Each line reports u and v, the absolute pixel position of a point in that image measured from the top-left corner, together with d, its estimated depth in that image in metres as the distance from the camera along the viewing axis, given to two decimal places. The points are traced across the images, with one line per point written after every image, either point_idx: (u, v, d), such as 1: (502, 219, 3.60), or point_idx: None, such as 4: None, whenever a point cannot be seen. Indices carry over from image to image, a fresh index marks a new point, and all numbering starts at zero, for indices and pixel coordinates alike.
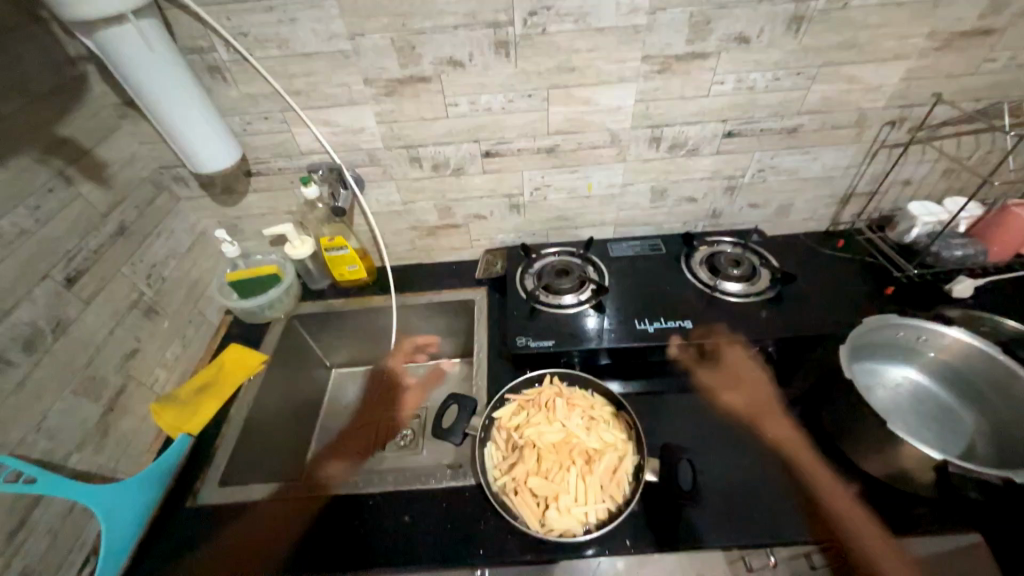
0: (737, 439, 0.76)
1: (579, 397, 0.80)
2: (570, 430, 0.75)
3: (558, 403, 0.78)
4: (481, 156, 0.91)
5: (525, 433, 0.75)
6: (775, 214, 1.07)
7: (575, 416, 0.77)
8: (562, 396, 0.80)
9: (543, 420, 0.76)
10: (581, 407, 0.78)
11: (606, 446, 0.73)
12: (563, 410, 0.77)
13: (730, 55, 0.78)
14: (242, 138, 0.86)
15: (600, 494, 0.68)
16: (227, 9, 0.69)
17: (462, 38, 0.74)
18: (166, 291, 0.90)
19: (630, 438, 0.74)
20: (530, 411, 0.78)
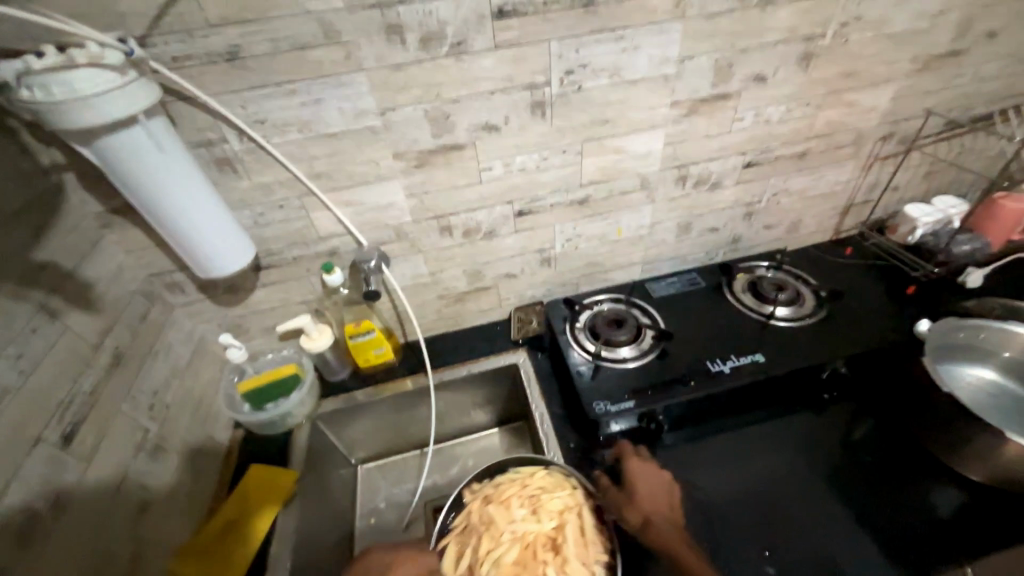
0: (829, 451, 0.79)
1: (500, 485, 0.72)
2: (522, 531, 0.67)
3: (494, 511, 0.69)
4: (513, 216, 0.87)
5: (489, 560, 0.65)
6: (788, 232, 1.11)
7: (513, 508, 0.69)
8: (491, 492, 0.71)
9: (490, 538, 0.67)
10: (514, 495, 0.70)
11: (563, 517, 0.68)
12: (500, 515, 0.68)
13: (750, 93, 0.81)
14: (253, 231, 0.75)
15: (588, 569, 0.64)
16: (242, 97, 0.61)
17: (499, 102, 0.71)
18: (171, 419, 0.75)
19: (576, 486, 0.70)
20: (479, 537, 0.67)
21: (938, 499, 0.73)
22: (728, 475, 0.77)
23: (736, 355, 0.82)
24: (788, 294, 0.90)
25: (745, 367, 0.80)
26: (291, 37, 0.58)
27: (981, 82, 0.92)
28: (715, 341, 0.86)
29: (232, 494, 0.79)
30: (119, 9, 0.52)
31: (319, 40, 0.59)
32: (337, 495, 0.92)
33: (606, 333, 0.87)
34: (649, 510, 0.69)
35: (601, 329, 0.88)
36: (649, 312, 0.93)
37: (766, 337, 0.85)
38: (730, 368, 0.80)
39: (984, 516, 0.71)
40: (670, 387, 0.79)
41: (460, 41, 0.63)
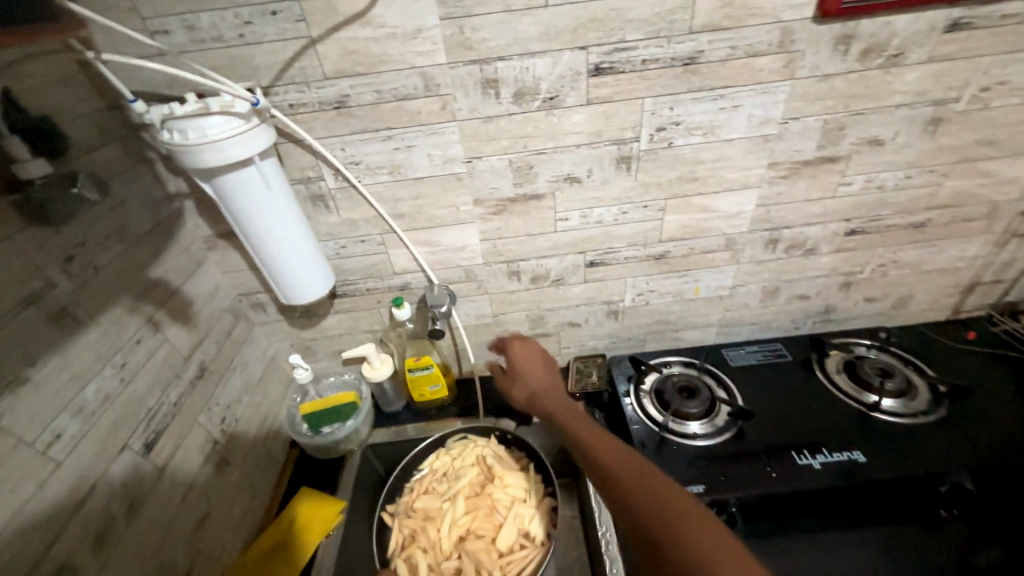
0: None
1: (414, 487, 0.85)
2: (455, 495, 0.82)
3: (422, 503, 0.82)
4: (584, 266, 0.84)
5: (445, 540, 0.78)
6: (894, 307, 0.98)
7: (433, 481, 0.85)
8: (408, 499, 0.83)
9: (433, 529, 0.79)
10: (431, 477, 0.86)
11: (479, 462, 0.86)
12: (432, 500, 0.82)
13: (862, 157, 0.74)
14: (334, 261, 0.79)
15: (521, 481, 0.83)
16: (343, 140, 0.65)
17: (584, 155, 0.70)
18: (238, 432, 0.78)
19: (444, 455, 0.88)
20: (428, 530, 0.79)
21: None
22: None
23: (829, 450, 0.72)
24: (896, 383, 0.78)
25: (840, 465, 0.70)
26: (394, 89, 0.62)
27: None
28: (801, 427, 0.76)
29: (282, 513, 0.80)
30: (253, 63, 0.58)
31: (419, 93, 0.62)
32: None
33: (675, 402, 0.80)
34: (535, 385, 0.71)
35: (669, 395, 0.82)
36: (724, 382, 0.85)
37: (866, 430, 0.74)
38: (820, 465, 0.70)
39: None
40: (747, 476, 0.70)
41: (553, 96, 0.64)
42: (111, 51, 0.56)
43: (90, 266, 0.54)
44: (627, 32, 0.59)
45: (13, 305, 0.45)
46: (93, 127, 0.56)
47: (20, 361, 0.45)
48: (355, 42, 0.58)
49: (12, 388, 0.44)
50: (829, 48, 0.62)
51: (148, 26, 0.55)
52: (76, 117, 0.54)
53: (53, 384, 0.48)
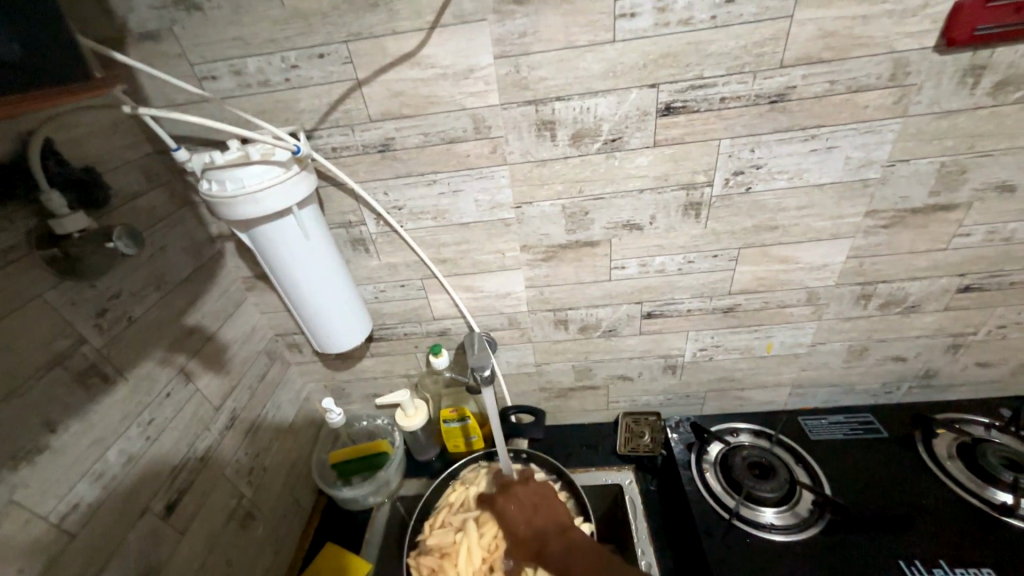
0: None
1: (430, 523, 0.73)
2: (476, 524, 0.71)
3: (443, 538, 0.70)
4: (640, 317, 0.76)
5: (472, 573, 0.66)
6: (1014, 375, 0.82)
7: (444, 510, 0.74)
8: (426, 536, 0.71)
9: (452, 565, 0.67)
10: (442, 507, 0.75)
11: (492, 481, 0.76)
12: (451, 534, 0.70)
13: (986, 205, 0.62)
14: (371, 305, 0.75)
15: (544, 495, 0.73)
16: (386, 184, 0.61)
17: (647, 201, 0.62)
18: (266, 483, 0.74)
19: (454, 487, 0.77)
20: (448, 564, 0.67)
21: None
22: None
23: (949, 564, 0.59)
24: None
25: None
26: (442, 132, 0.57)
27: None
28: (906, 526, 0.63)
29: (304, 574, 0.75)
30: (298, 107, 0.56)
31: (469, 135, 0.57)
32: None
33: (747, 482, 0.69)
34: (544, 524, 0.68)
35: (739, 473, 0.71)
36: (806, 462, 0.73)
37: (991, 538, 0.61)
38: None
39: None
40: None
41: (616, 138, 0.57)
42: (161, 98, 0.55)
43: (122, 319, 0.53)
44: (706, 68, 0.52)
45: (41, 366, 0.44)
46: (138, 174, 0.56)
47: (42, 427, 0.44)
48: (403, 83, 0.54)
49: (29, 457, 0.42)
50: (953, 80, 0.52)
51: (196, 72, 0.54)
52: (123, 164, 0.55)
53: (73, 450, 0.46)
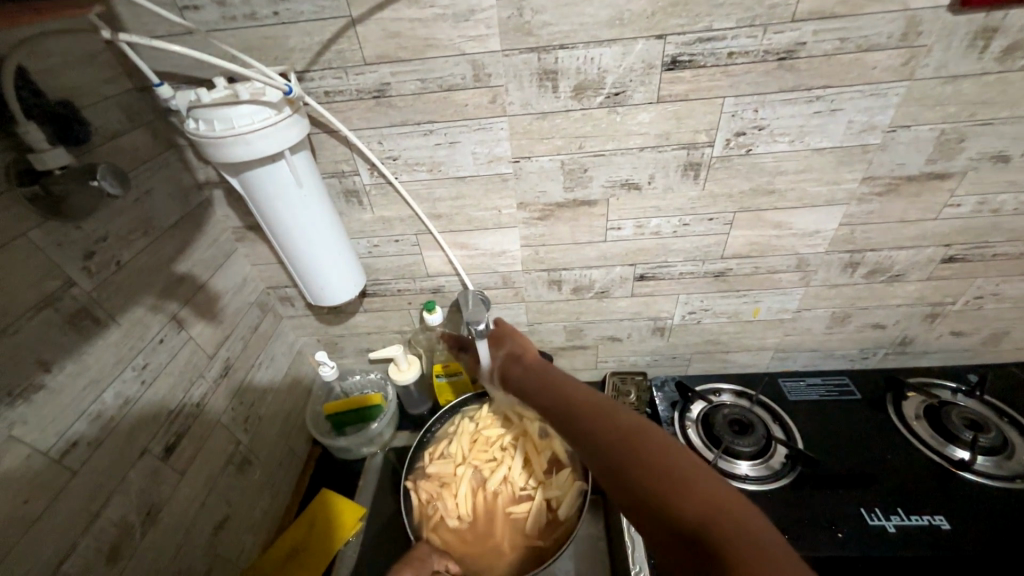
0: None
1: (430, 453, 0.78)
2: (474, 462, 0.75)
3: (442, 468, 0.74)
4: (633, 279, 0.77)
5: (464, 504, 0.71)
6: (985, 345, 0.86)
7: (443, 444, 0.78)
8: (425, 464, 0.76)
9: (449, 495, 0.71)
10: (442, 440, 0.79)
11: (496, 422, 0.79)
12: (450, 466, 0.75)
13: (979, 175, 0.62)
14: (365, 260, 0.75)
15: (545, 442, 0.76)
16: (381, 133, 0.60)
17: (646, 159, 0.61)
18: (261, 431, 0.76)
19: (458, 422, 0.81)
20: (444, 493, 0.72)
21: None
22: None
23: (905, 512, 0.63)
24: (989, 438, 0.69)
25: (917, 531, 0.62)
26: (440, 78, 0.55)
27: None
28: (869, 478, 0.68)
29: (301, 516, 0.78)
30: (288, 45, 0.53)
31: (467, 83, 0.55)
32: None
33: (727, 437, 0.72)
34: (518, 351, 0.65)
35: (719, 429, 0.74)
36: (783, 421, 0.76)
37: (946, 489, 0.65)
38: (897, 528, 0.62)
39: None
40: (806, 531, 0.63)
41: (619, 92, 0.55)
42: (140, 29, 0.52)
43: (111, 263, 0.52)
44: (715, 19, 0.50)
45: (30, 306, 0.44)
46: (119, 112, 0.54)
47: (35, 367, 0.44)
48: (399, 23, 0.51)
49: (25, 395, 0.43)
50: (963, 43, 0.51)
51: (177, 1, 0.50)
52: (102, 100, 0.52)
53: (69, 391, 0.47)
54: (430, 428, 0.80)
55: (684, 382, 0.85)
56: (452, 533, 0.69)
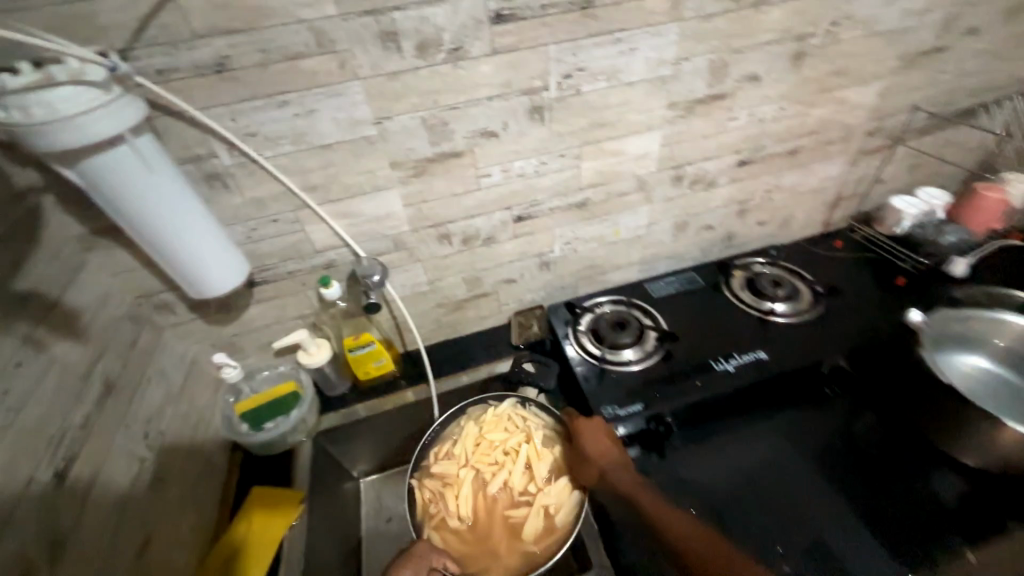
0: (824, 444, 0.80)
1: (434, 452, 0.79)
2: (476, 466, 0.76)
3: (446, 468, 0.76)
4: (512, 222, 0.86)
5: (465, 507, 0.73)
6: (781, 228, 1.12)
7: (448, 444, 0.79)
8: (427, 462, 0.78)
9: (451, 497, 0.74)
10: (447, 440, 0.80)
11: (501, 427, 0.79)
12: (454, 468, 0.76)
13: (745, 93, 0.81)
14: (246, 248, 0.73)
15: (548, 448, 0.78)
16: (232, 110, 0.59)
17: (497, 108, 0.69)
18: (167, 447, 0.72)
19: (462, 425, 0.81)
20: (446, 496, 0.74)
21: (942, 488, 0.74)
22: (727, 466, 0.78)
23: (738, 354, 0.85)
24: (784, 290, 0.93)
25: (747, 365, 0.83)
26: (282, 48, 0.56)
27: (964, 78, 0.94)
28: (713, 341, 0.88)
29: (236, 520, 0.76)
30: (99, 22, 0.50)
31: (312, 50, 0.57)
32: (339, 511, 0.90)
33: (610, 336, 0.88)
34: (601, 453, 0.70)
35: (603, 332, 0.89)
36: (652, 314, 0.94)
37: (762, 334, 0.88)
38: (734, 366, 0.82)
39: (985, 503, 0.72)
40: (676, 389, 0.80)
41: (458, 47, 0.62)
42: None
43: None
44: None
45: None
46: None
47: None
48: None
49: None
50: None
51: None
52: None
53: None
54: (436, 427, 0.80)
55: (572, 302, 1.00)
56: (451, 534, 0.72)
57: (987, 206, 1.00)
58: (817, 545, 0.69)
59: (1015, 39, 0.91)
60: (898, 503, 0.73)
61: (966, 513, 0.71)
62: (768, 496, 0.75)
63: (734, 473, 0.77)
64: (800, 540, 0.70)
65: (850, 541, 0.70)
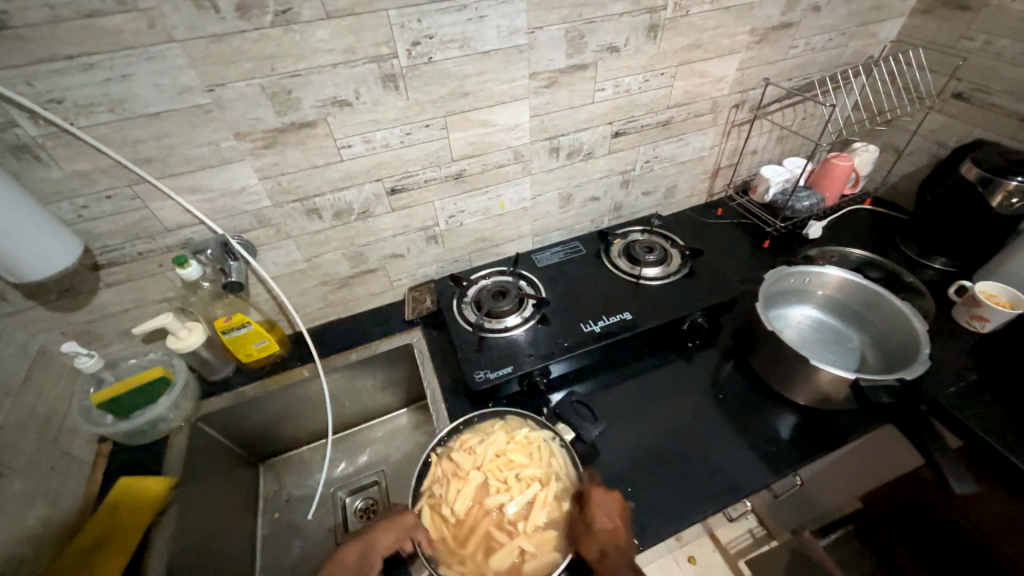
0: (681, 393, 0.89)
1: (464, 439, 0.76)
2: (486, 472, 0.72)
3: (462, 459, 0.73)
4: (387, 195, 0.85)
5: (459, 505, 0.69)
6: (666, 198, 1.18)
7: (475, 440, 0.76)
8: (455, 445, 0.75)
9: (455, 488, 0.70)
10: (478, 435, 0.77)
11: (527, 452, 0.74)
12: (468, 462, 0.73)
13: (606, 64, 0.84)
14: (80, 227, 0.68)
15: (558, 501, 0.69)
16: (25, 73, 0.54)
17: (344, 76, 0.68)
18: (6, 440, 0.67)
19: (497, 432, 0.77)
20: (448, 485, 0.71)
21: (779, 425, 0.83)
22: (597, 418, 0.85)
23: (605, 316, 0.91)
24: (655, 256, 1.01)
25: (613, 325, 0.89)
26: (72, 3, 0.52)
27: (814, 54, 1.02)
28: (588, 306, 0.94)
29: (99, 509, 0.73)
30: None
31: (110, 7, 0.53)
32: (226, 496, 0.88)
33: (489, 304, 0.91)
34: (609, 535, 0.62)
35: (484, 302, 0.93)
36: (533, 282, 1.00)
37: (632, 296, 0.95)
38: (601, 327, 0.89)
39: (815, 434, 0.81)
40: (545, 351, 0.85)
41: (285, 10, 0.60)
42: None
43: None
44: None
45: None
46: None
47: None
48: None
49: None
50: None
51: None
52: None
53: None
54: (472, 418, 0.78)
55: (457, 272, 1.03)
56: (438, 522, 0.68)
57: (838, 173, 1.09)
58: (656, 488, 0.76)
59: (855, 17, 0.99)
60: (743, 438, 0.82)
61: (798, 446, 0.80)
62: (627, 443, 0.82)
63: (601, 426, 0.84)
64: (650, 481, 0.77)
65: (698, 471, 0.78)
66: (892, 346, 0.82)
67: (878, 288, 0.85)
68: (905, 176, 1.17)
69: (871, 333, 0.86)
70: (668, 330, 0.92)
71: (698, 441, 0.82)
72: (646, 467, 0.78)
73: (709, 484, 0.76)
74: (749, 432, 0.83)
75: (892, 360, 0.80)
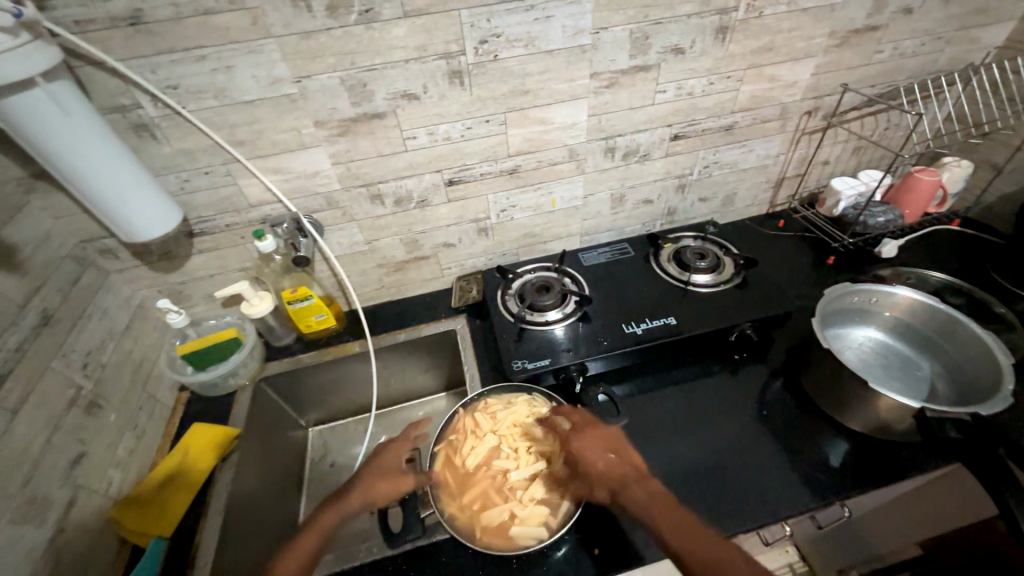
0: (722, 406, 0.86)
1: (490, 404, 0.82)
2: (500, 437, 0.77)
3: (483, 421, 0.79)
4: (444, 185, 0.90)
5: (469, 460, 0.74)
6: (723, 205, 1.15)
7: (500, 408, 0.81)
8: (481, 406, 0.81)
9: (470, 444, 0.76)
10: (503, 404, 0.81)
11: (544, 430, 0.77)
12: (488, 424, 0.78)
13: (669, 65, 0.83)
14: (180, 198, 0.78)
15: (560, 482, 0.71)
16: (151, 62, 0.63)
17: (415, 71, 0.72)
18: (107, 378, 0.78)
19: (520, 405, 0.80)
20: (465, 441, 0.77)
21: (829, 451, 0.78)
22: (631, 421, 0.85)
23: (648, 319, 0.90)
24: (707, 263, 0.98)
25: (656, 329, 0.88)
26: (193, 2, 0.59)
27: (901, 59, 0.95)
28: (631, 307, 0.93)
29: (173, 450, 0.83)
30: None
31: (222, 6, 0.60)
32: (278, 453, 0.97)
33: (532, 298, 0.93)
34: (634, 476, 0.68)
35: (528, 295, 0.95)
36: (577, 280, 1.01)
37: (678, 302, 0.93)
38: (643, 330, 0.88)
39: (868, 465, 0.76)
40: (584, 348, 0.86)
41: (368, 9, 0.65)
42: None
43: None
44: None
45: None
46: None
47: None
48: None
49: None
50: None
51: None
52: None
53: None
54: (502, 386, 0.83)
55: (504, 265, 1.06)
56: (448, 468, 0.74)
57: (921, 189, 1.01)
58: (687, 498, 0.74)
59: (954, 20, 0.91)
60: (785, 458, 0.78)
61: (848, 475, 0.75)
62: (661, 449, 0.81)
63: (635, 430, 0.84)
64: (682, 489, 0.75)
65: (733, 487, 0.75)
66: (967, 378, 0.75)
67: (958, 313, 0.78)
68: (1003, 197, 1.06)
69: (945, 362, 0.79)
70: (713, 339, 0.89)
71: (737, 456, 0.79)
72: (679, 476, 0.77)
73: (744, 502, 0.73)
74: (793, 453, 0.79)
75: (968, 394, 0.74)
